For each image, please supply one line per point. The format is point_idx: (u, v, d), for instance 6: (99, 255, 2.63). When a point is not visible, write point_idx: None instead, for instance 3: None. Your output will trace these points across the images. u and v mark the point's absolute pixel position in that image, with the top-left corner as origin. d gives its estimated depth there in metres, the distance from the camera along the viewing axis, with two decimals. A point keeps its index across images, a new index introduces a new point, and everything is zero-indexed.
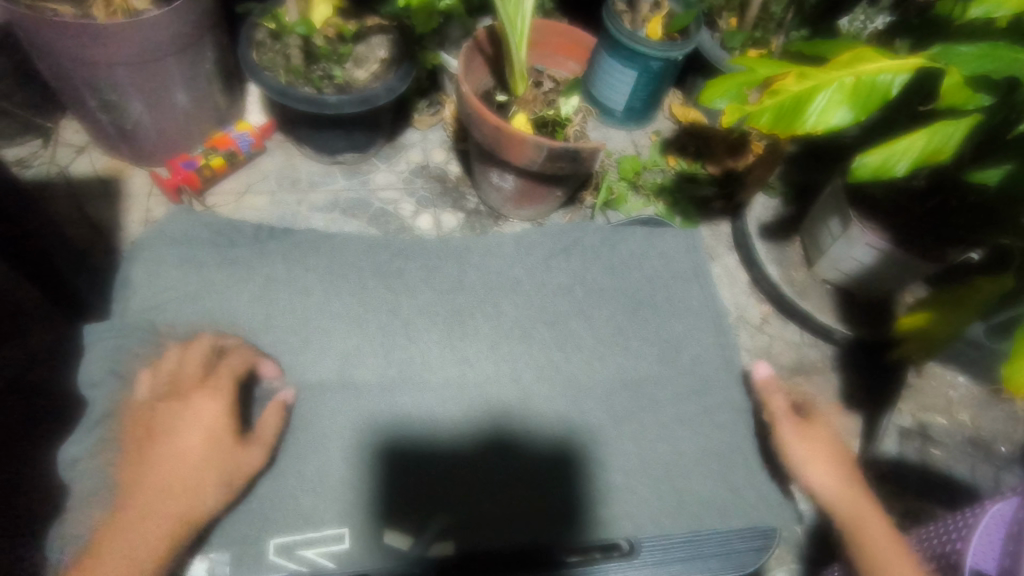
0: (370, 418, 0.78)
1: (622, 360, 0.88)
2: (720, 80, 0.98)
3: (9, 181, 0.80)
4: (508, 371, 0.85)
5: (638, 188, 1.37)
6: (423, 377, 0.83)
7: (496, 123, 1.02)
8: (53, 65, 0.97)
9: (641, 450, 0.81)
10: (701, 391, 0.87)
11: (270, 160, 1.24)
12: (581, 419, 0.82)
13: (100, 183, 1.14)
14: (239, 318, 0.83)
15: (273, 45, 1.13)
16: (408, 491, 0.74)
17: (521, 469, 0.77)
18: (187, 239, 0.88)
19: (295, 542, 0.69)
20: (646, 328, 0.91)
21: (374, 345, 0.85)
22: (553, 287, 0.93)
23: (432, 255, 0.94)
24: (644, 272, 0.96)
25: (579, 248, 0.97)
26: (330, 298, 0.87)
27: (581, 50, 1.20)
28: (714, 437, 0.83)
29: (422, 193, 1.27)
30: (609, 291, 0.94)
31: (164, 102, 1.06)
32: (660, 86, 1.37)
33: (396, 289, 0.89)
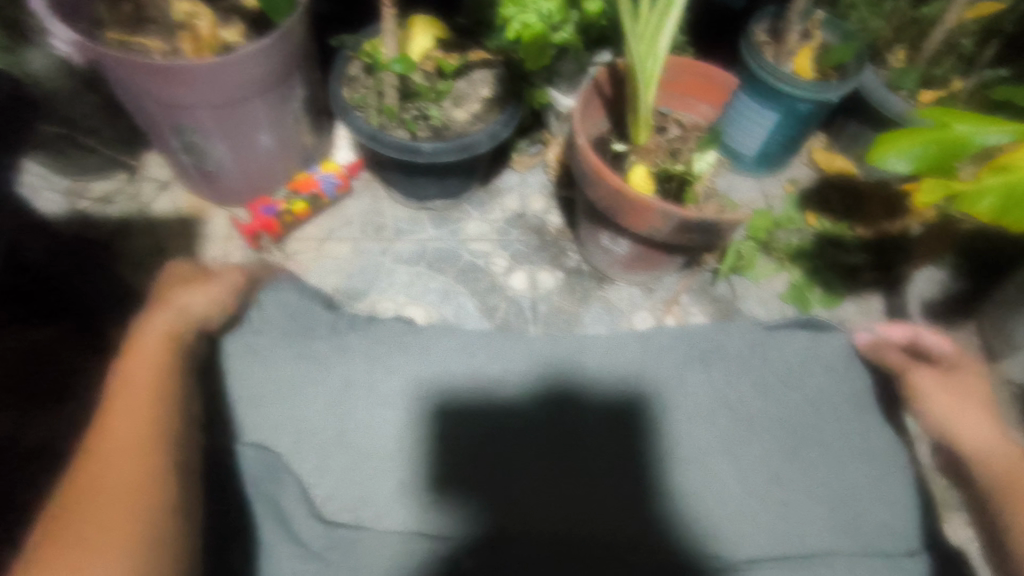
0: (418, 428, 0.64)
1: (739, 405, 0.68)
2: (901, 132, 0.76)
3: None
4: (627, 354, 0.71)
5: (769, 250, 1.16)
6: (508, 346, 0.71)
7: (616, 184, 0.85)
8: (137, 104, 0.90)
9: (749, 449, 0.65)
10: (853, 441, 0.67)
11: (356, 203, 1.13)
12: (685, 399, 0.68)
13: (179, 223, 1.07)
14: (312, 438, 0.64)
15: (366, 80, 1.01)
16: (460, 462, 0.64)
17: (600, 444, 0.66)
18: (264, 324, 0.69)
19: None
20: (780, 397, 0.69)
21: (432, 360, 0.68)
22: (694, 412, 0.67)
23: (558, 346, 0.72)
24: (806, 394, 0.69)
25: (721, 357, 0.71)
26: (401, 412, 0.65)
27: (717, 90, 1.01)
28: (849, 476, 0.65)
29: (517, 246, 1.12)
30: (759, 422, 0.67)
31: (248, 144, 0.97)
32: (804, 132, 1.15)
33: (477, 384, 0.67)
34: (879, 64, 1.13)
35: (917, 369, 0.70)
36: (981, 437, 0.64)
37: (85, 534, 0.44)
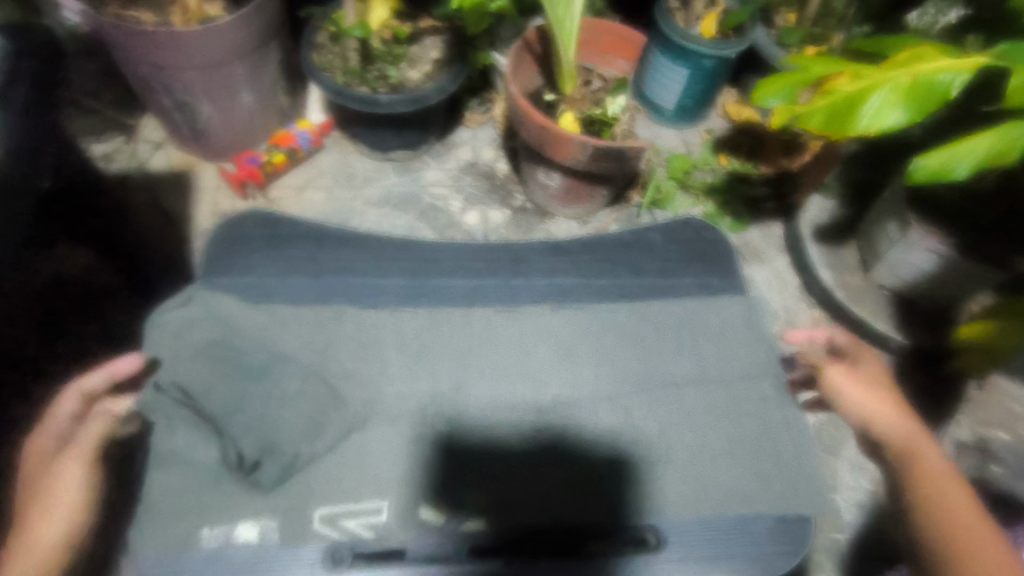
0: (420, 443, 0.74)
1: (664, 360, 0.84)
2: (775, 77, 0.94)
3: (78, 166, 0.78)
4: (563, 349, 0.83)
5: (687, 187, 1.35)
6: (478, 337, 0.82)
7: (542, 122, 1.04)
8: (135, 68, 1.05)
9: (693, 437, 0.78)
10: (741, 412, 0.81)
11: (327, 156, 1.30)
12: (631, 424, 0.78)
13: (172, 176, 1.23)
14: (278, 343, 0.78)
15: (332, 46, 1.18)
16: (457, 493, 0.71)
17: (576, 485, 0.73)
18: (243, 235, 0.86)
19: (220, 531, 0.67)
20: (664, 350, 0.84)
21: (408, 376, 0.78)
22: (580, 352, 0.83)
23: (497, 262, 0.89)
24: (679, 324, 0.86)
25: (637, 245, 0.93)
26: (393, 357, 0.79)
27: (631, 47, 1.20)
28: (740, 428, 0.80)
29: (470, 190, 1.30)
30: (650, 358, 0.83)
31: (232, 103, 1.14)
32: (712, 85, 1.35)
33: (422, 347, 0.80)
34: (772, 25, 1.33)
35: (834, 368, 0.80)
36: (898, 429, 0.74)
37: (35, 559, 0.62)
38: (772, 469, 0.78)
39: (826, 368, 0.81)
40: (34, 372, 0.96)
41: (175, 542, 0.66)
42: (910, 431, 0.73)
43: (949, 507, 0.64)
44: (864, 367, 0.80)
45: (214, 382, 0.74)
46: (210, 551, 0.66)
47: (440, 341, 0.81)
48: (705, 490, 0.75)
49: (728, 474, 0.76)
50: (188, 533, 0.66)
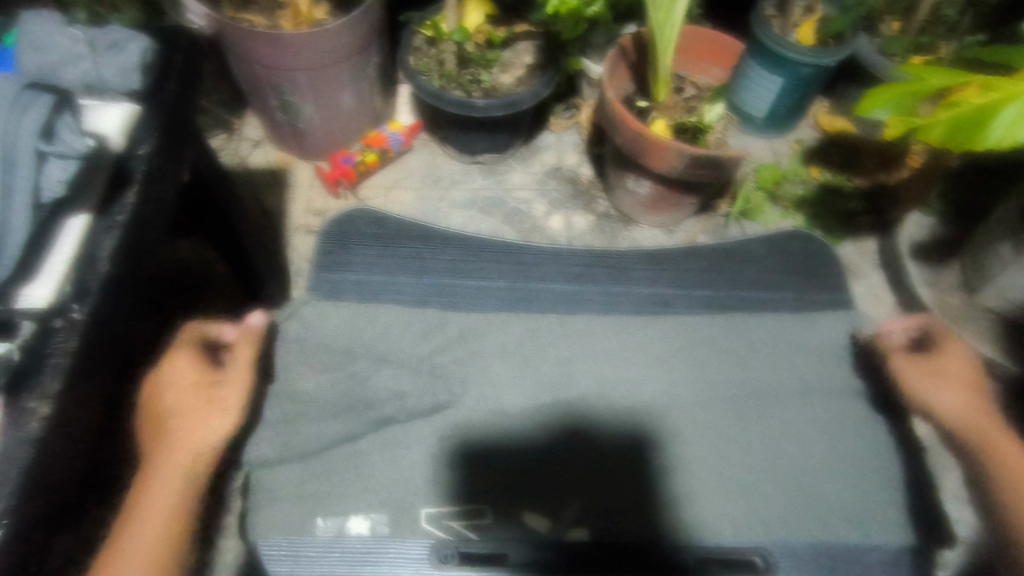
0: (445, 438, 0.74)
1: (741, 369, 0.81)
2: (884, 87, 0.90)
3: (206, 160, 0.81)
4: (621, 345, 0.82)
5: (777, 199, 1.32)
6: (549, 336, 0.82)
7: (638, 129, 1.03)
8: (246, 68, 1.10)
9: (729, 455, 0.75)
10: (837, 429, 0.77)
11: (416, 157, 1.33)
12: (674, 426, 0.76)
13: (272, 173, 1.28)
14: (393, 352, 0.81)
15: (429, 50, 1.21)
16: (495, 485, 0.72)
17: (618, 484, 0.73)
18: (361, 237, 0.91)
19: (329, 522, 0.69)
20: (743, 359, 0.82)
21: (490, 362, 0.79)
22: (659, 350, 0.82)
23: (598, 272, 0.91)
24: (786, 340, 0.84)
25: (731, 263, 0.92)
26: (494, 359, 0.80)
27: (725, 55, 1.18)
28: (847, 448, 0.76)
29: (554, 194, 1.30)
30: (744, 368, 0.81)
31: (333, 103, 1.17)
32: (807, 94, 1.31)
33: (522, 350, 0.81)
34: (874, 33, 1.28)
35: (903, 356, 0.79)
36: (962, 416, 0.74)
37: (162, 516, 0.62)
38: (878, 498, 0.74)
39: (895, 356, 0.80)
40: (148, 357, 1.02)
41: (293, 526, 0.69)
42: (977, 417, 0.74)
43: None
44: (951, 358, 0.78)
45: (334, 374, 0.78)
46: (323, 540, 0.68)
47: (536, 344, 0.81)
48: (804, 515, 0.72)
49: (830, 499, 0.73)
50: (303, 519, 0.69)
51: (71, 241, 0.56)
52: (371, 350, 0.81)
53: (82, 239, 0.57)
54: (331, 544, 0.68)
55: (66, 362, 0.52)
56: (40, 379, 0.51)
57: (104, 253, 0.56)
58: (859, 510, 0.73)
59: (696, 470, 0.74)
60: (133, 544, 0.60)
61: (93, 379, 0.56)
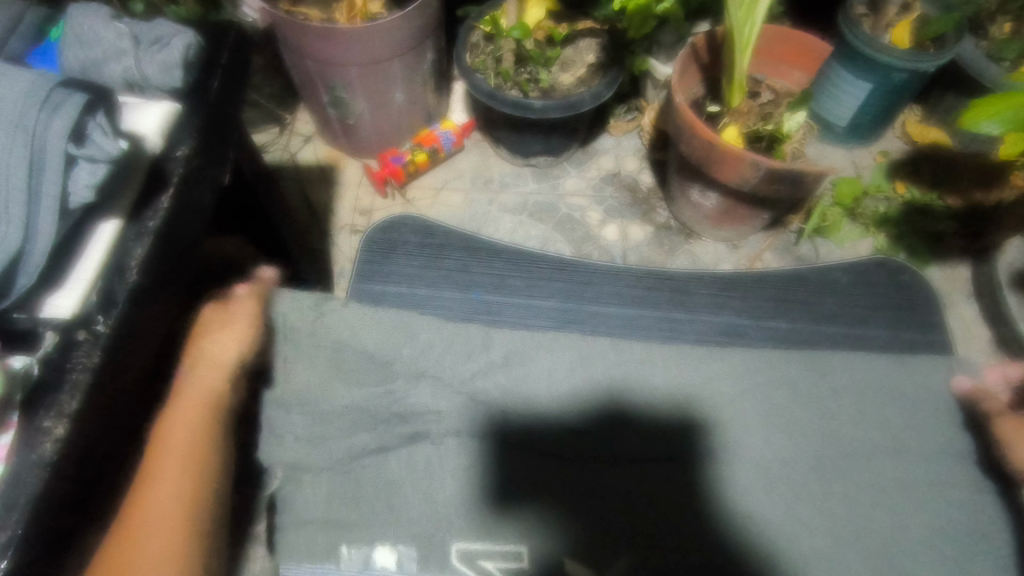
0: (488, 467, 0.69)
1: (820, 412, 0.73)
2: (996, 97, 0.77)
3: (252, 162, 0.78)
4: (684, 374, 0.75)
5: (856, 216, 1.20)
6: (603, 359, 0.76)
7: (708, 137, 0.94)
8: (298, 62, 1.07)
9: (805, 505, 0.68)
10: (928, 490, 0.69)
11: (467, 158, 1.28)
12: (741, 468, 0.69)
13: (320, 169, 1.26)
14: (432, 368, 0.74)
15: (486, 46, 1.15)
16: (541, 513, 0.67)
17: (674, 526, 0.67)
18: (405, 248, 0.87)
19: (362, 553, 0.65)
20: (821, 400, 0.74)
21: (538, 384, 0.74)
22: (726, 384, 0.74)
23: (656, 295, 0.85)
24: (870, 382, 0.75)
25: (804, 294, 0.85)
26: (542, 386, 0.74)
27: (810, 58, 1.08)
28: (936, 514, 0.67)
29: (611, 202, 1.23)
30: (822, 411, 0.73)
31: (385, 100, 1.13)
32: (898, 102, 1.18)
33: (573, 374, 0.75)
34: (981, 35, 1.15)
35: (1005, 416, 0.71)
36: None
37: (183, 481, 0.60)
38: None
39: (996, 418, 0.71)
40: None
41: (318, 552, 0.65)
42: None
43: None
44: None
45: (369, 391, 0.73)
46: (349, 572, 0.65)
47: (589, 367, 0.76)
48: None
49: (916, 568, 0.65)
50: (329, 548, 0.65)
51: (103, 245, 0.53)
52: (404, 367, 0.74)
53: (112, 245, 0.53)
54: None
55: (86, 380, 0.49)
56: (58, 396, 0.48)
57: (133, 264, 0.54)
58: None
59: (759, 522, 0.67)
60: (156, 506, 0.58)
61: (118, 397, 0.54)
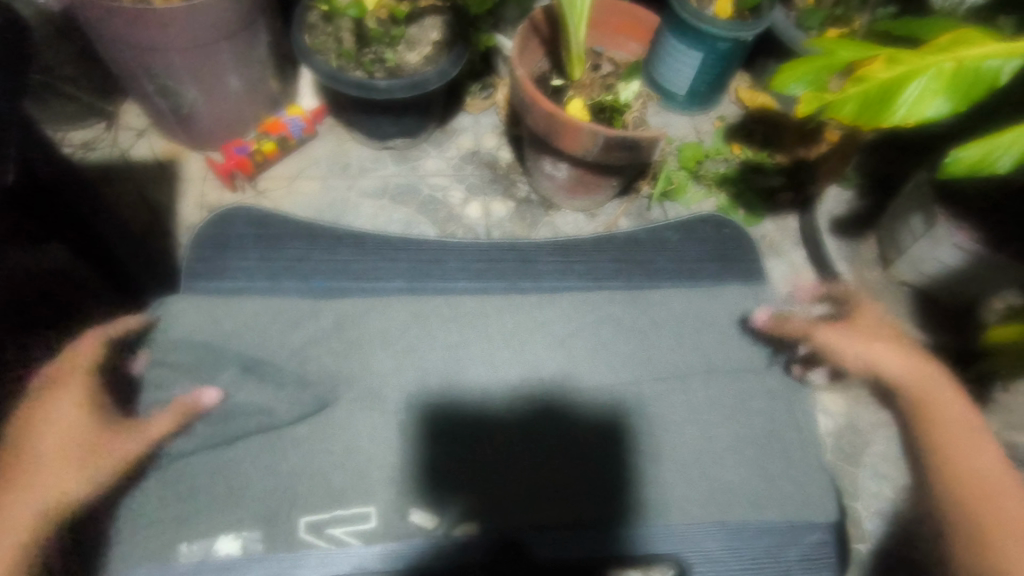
0: (328, 441, 0.67)
1: (650, 349, 0.78)
2: (798, 61, 0.82)
3: (51, 161, 0.71)
4: (520, 327, 0.77)
5: (700, 178, 1.29)
6: (442, 325, 0.76)
7: (549, 109, 0.97)
8: (111, 49, 0.97)
9: (641, 433, 0.71)
10: (748, 407, 0.75)
11: (321, 144, 1.23)
12: (580, 402, 0.73)
13: (158, 165, 1.16)
14: (266, 348, 0.72)
15: (325, 26, 1.10)
16: (390, 476, 0.66)
17: (520, 466, 0.68)
18: (235, 240, 0.82)
19: (205, 551, 0.61)
20: (649, 337, 0.78)
21: (377, 351, 0.73)
22: (562, 332, 0.78)
23: (503, 259, 0.85)
24: (696, 319, 0.81)
25: (650, 249, 0.88)
26: (378, 352, 0.73)
27: (644, 29, 1.16)
28: (750, 423, 0.74)
29: (472, 180, 1.23)
30: (651, 347, 0.78)
31: (219, 86, 1.06)
32: (727, 69, 1.27)
33: (414, 338, 0.75)
34: (790, 5, 1.26)
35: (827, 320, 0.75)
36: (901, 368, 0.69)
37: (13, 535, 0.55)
38: (793, 477, 0.71)
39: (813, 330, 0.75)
40: None
41: (153, 553, 0.61)
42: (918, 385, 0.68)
43: (964, 463, 0.63)
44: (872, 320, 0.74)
45: (190, 386, 0.70)
46: (190, 567, 0.61)
47: (427, 330, 0.75)
48: (717, 493, 0.69)
49: (744, 473, 0.71)
50: (165, 547, 0.61)
51: None
52: (245, 352, 0.72)
53: None
54: (208, 567, 0.61)
55: None
56: None
57: None
58: (774, 488, 0.70)
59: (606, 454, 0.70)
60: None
61: None
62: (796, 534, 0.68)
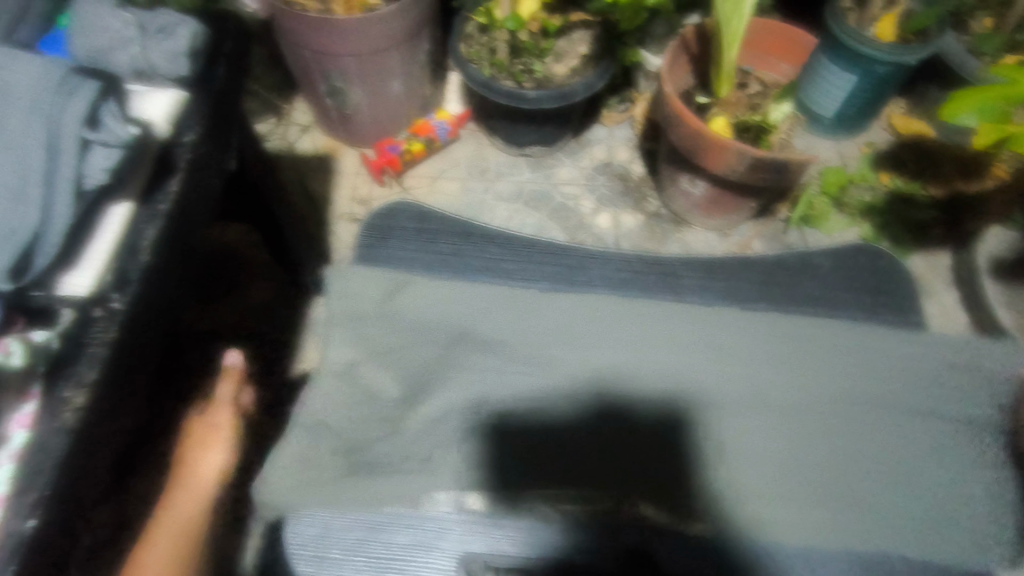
0: (485, 422, 0.73)
1: (787, 376, 0.79)
2: (973, 90, 0.73)
3: (255, 149, 0.81)
4: (663, 338, 0.80)
5: (842, 205, 1.23)
6: (588, 325, 0.81)
7: (698, 127, 0.97)
8: (296, 53, 1.09)
9: (776, 460, 0.73)
10: (885, 447, 0.75)
11: (463, 147, 1.30)
12: (717, 422, 0.75)
13: (318, 158, 1.28)
14: (433, 323, 0.80)
15: (481, 37, 1.17)
16: (536, 466, 0.71)
17: (661, 472, 0.71)
18: (396, 231, 0.90)
19: (369, 514, 0.67)
20: (785, 363, 0.80)
21: (528, 345, 0.78)
22: (702, 350, 0.80)
23: (646, 275, 0.90)
24: (834, 341, 0.82)
25: (790, 271, 0.91)
26: (530, 346, 0.78)
27: (797, 50, 1.12)
28: (887, 461, 0.75)
29: (603, 191, 1.26)
30: (788, 375, 0.79)
31: (382, 90, 1.15)
32: (883, 93, 1.21)
33: (563, 333, 0.80)
34: (963, 29, 1.18)
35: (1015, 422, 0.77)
36: None
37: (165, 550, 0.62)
38: (936, 521, 0.71)
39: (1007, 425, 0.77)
40: (193, 335, 1.07)
41: (333, 499, 0.67)
42: None
43: None
44: None
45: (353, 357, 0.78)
46: (353, 521, 0.66)
47: (574, 334, 0.80)
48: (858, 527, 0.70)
49: (873, 507, 0.71)
50: (332, 500, 0.67)
51: (113, 231, 0.55)
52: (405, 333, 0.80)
53: (123, 227, 0.56)
54: (364, 522, 0.66)
55: (104, 352, 0.51)
56: (77, 369, 0.50)
57: (145, 244, 0.56)
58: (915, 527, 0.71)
59: (731, 473, 0.72)
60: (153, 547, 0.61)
61: (134, 376, 0.57)
62: (916, 574, 0.68)
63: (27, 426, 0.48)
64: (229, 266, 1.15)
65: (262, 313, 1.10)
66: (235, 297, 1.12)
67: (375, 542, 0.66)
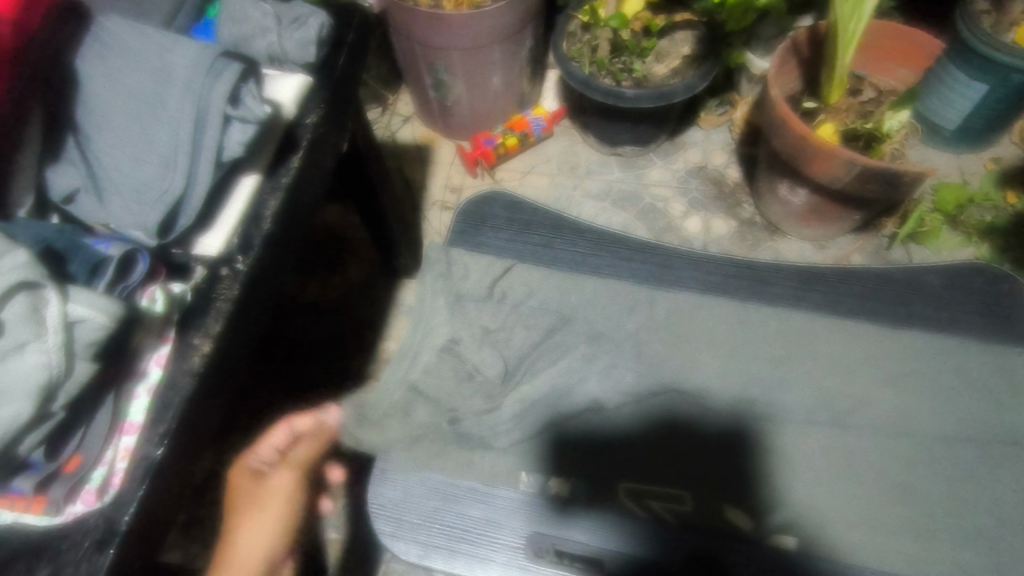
0: (564, 405, 0.77)
1: (870, 392, 0.78)
2: None
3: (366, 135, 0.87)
4: (742, 346, 0.82)
5: (957, 223, 1.15)
6: (669, 326, 0.84)
7: (803, 133, 0.93)
8: (405, 47, 1.14)
9: (851, 477, 0.72)
10: (974, 477, 0.72)
11: (556, 144, 1.32)
12: (794, 433, 0.74)
13: (416, 147, 1.34)
14: (522, 311, 0.84)
15: (583, 35, 1.18)
16: (607, 455, 0.74)
17: (728, 476, 0.72)
18: (494, 220, 0.97)
19: (450, 484, 0.71)
20: (869, 380, 0.79)
21: (607, 341, 0.82)
22: (783, 359, 0.80)
23: (734, 281, 0.90)
24: (922, 364, 0.80)
25: (894, 288, 0.89)
26: (612, 340, 0.82)
27: (920, 57, 1.05)
28: (973, 491, 0.72)
29: (695, 194, 1.24)
30: (872, 392, 0.78)
31: (482, 84, 1.19)
32: (1017, 105, 1.11)
33: (642, 333, 0.83)
34: None
35: None
36: None
37: None
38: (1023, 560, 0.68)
39: None
40: (294, 304, 1.15)
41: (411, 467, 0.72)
42: None
43: None
44: None
45: (439, 337, 0.81)
46: (431, 489, 0.71)
47: (658, 330, 0.83)
48: (931, 553, 0.68)
49: (951, 540, 0.69)
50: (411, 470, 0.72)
51: (241, 199, 0.61)
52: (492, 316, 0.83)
53: (249, 199, 0.61)
54: (442, 492, 0.71)
55: (227, 307, 0.57)
56: (204, 321, 0.56)
57: (267, 214, 0.61)
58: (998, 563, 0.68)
59: (804, 485, 0.72)
60: None
61: (250, 332, 0.62)
62: None
63: (161, 365, 0.53)
64: (330, 244, 1.22)
65: (355, 290, 1.17)
66: (332, 273, 1.19)
67: (451, 513, 0.70)
